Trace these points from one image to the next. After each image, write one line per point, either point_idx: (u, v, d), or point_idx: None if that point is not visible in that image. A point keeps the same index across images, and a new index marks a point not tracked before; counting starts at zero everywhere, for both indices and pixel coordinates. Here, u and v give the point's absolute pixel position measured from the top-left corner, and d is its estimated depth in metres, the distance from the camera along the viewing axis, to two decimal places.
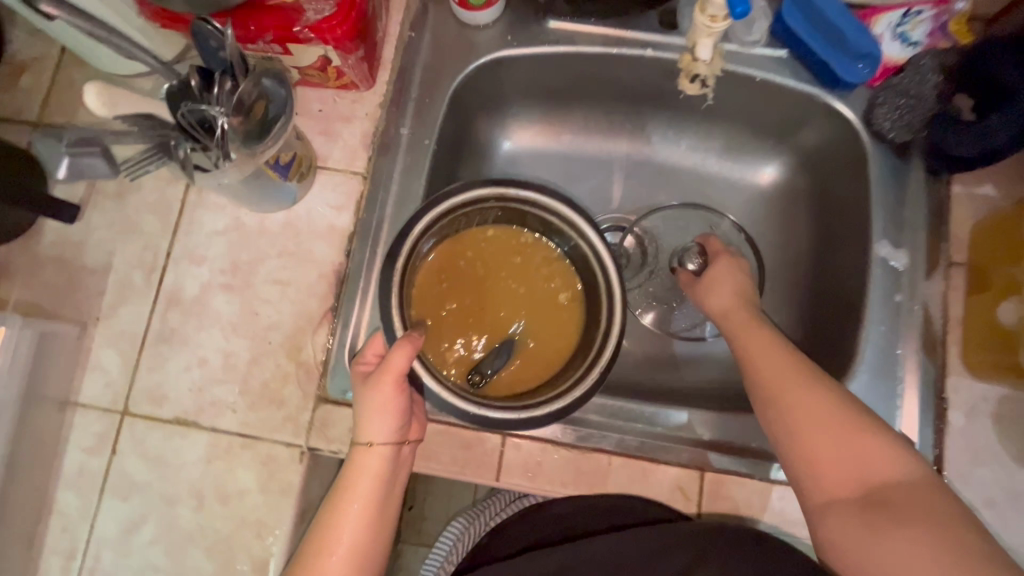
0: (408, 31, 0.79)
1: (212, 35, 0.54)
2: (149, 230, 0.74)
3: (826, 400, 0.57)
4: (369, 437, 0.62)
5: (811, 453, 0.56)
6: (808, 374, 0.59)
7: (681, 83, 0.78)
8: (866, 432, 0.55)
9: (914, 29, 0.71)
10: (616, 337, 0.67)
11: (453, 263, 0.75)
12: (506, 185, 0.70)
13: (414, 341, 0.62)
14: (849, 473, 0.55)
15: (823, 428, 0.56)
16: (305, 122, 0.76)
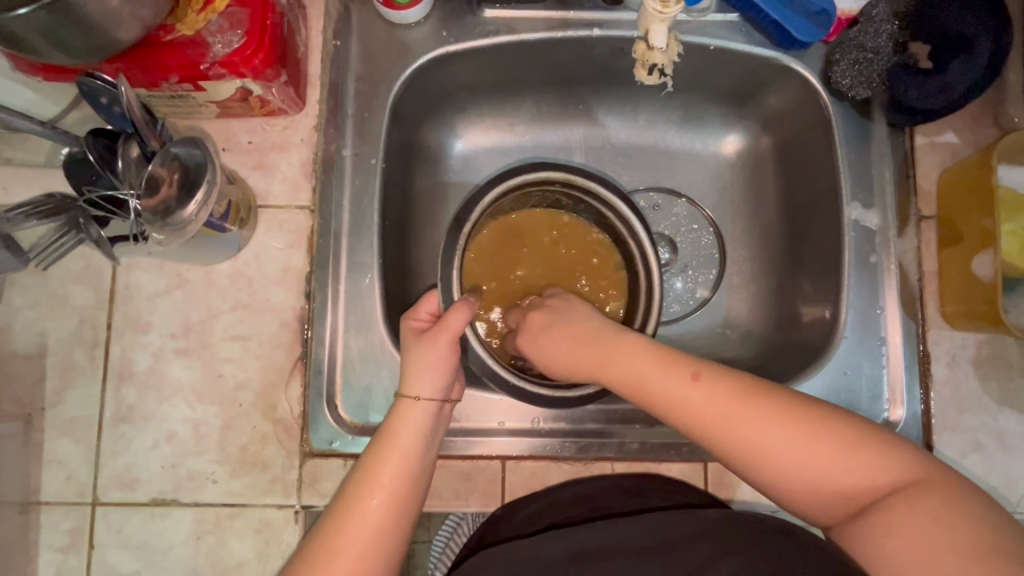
0: (332, 40, 0.71)
1: (104, 90, 0.47)
2: (82, 302, 0.67)
3: (744, 405, 0.51)
4: (418, 391, 0.60)
5: (766, 465, 0.49)
6: (709, 382, 0.52)
7: (638, 73, 0.76)
8: (795, 416, 0.50)
9: None
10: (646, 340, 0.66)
11: (526, 233, 0.76)
12: (575, 173, 0.69)
13: (471, 304, 0.62)
14: (809, 467, 0.48)
15: (761, 430, 0.50)
16: (235, 158, 0.69)
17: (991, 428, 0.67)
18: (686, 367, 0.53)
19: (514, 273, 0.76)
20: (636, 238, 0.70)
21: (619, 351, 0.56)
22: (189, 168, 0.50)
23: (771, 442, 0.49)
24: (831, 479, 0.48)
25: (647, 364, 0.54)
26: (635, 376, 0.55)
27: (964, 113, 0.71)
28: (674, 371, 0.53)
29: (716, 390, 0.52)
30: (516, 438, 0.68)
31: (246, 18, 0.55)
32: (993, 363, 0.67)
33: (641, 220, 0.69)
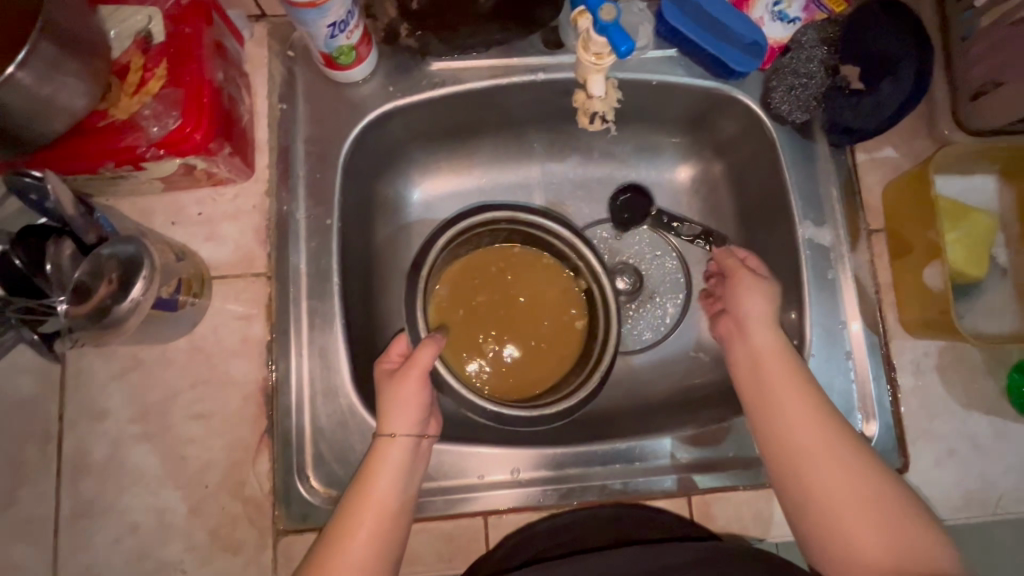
0: (278, 103, 0.71)
1: (32, 185, 0.46)
2: (30, 395, 0.64)
3: (843, 458, 0.55)
4: (392, 427, 0.59)
5: (838, 510, 0.54)
6: (820, 415, 0.58)
7: (580, 121, 0.77)
8: (888, 493, 0.54)
9: (789, 6, 0.71)
10: (613, 347, 0.70)
11: (477, 269, 0.76)
12: (517, 208, 0.72)
13: (437, 341, 0.62)
14: (876, 533, 0.52)
15: (847, 484, 0.54)
16: (185, 231, 0.67)
17: (962, 433, 0.68)
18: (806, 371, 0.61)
19: (476, 304, 0.76)
20: (586, 260, 0.73)
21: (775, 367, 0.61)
22: (127, 260, 0.47)
23: (853, 493, 0.54)
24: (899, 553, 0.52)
25: (792, 381, 0.60)
26: (765, 344, 0.63)
27: (901, 128, 0.73)
28: (808, 405, 0.58)
29: (811, 399, 0.59)
30: (506, 491, 0.66)
31: (180, 97, 0.53)
32: (955, 368, 0.69)
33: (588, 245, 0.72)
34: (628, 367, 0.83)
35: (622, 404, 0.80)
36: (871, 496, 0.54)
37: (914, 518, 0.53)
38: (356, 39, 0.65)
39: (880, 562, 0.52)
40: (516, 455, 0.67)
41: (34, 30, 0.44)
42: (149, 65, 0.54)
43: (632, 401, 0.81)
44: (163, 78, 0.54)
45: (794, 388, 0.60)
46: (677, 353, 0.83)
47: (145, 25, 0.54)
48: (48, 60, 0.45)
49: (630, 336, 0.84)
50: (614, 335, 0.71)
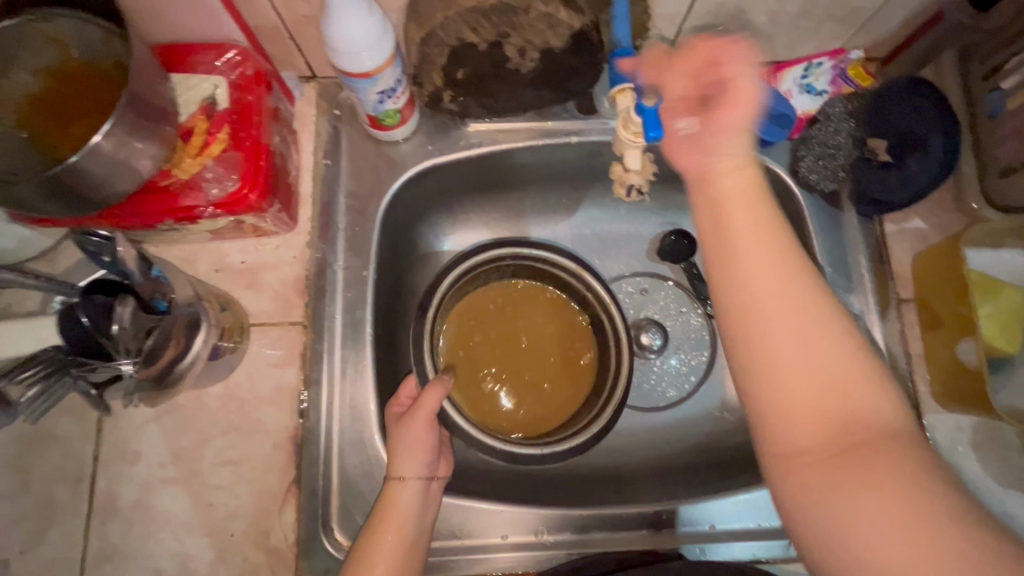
0: (323, 158, 0.74)
1: (98, 244, 0.48)
2: (67, 436, 0.65)
3: (804, 315, 0.43)
4: (403, 470, 0.61)
5: (783, 384, 0.42)
6: (790, 291, 0.43)
7: (616, 192, 0.76)
8: (854, 377, 0.42)
9: (817, 79, 0.73)
10: (625, 378, 0.71)
11: (477, 309, 0.78)
12: (519, 244, 0.75)
13: (445, 383, 0.64)
14: (822, 408, 0.42)
15: (809, 358, 0.42)
16: (227, 279, 0.69)
17: (1001, 512, 0.66)
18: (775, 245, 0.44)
19: (476, 343, 0.77)
20: (593, 292, 0.74)
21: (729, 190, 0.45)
22: (191, 318, 0.52)
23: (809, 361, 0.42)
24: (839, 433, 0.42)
25: (754, 226, 0.44)
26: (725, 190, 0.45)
27: (928, 201, 0.74)
28: (777, 261, 0.43)
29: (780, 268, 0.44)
30: (521, 553, 0.65)
31: (240, 161, 0.57)
32: (991, 444, 0.68)
33: (594, 274, 0.74)
34: (652, 425, 0.82)
35: (645, 461, 0.80)
36: (828, 362, 0.42)
37: (876, 402, 0.42)
38: (401, 104, 0.68)
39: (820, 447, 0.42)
40: (537, 516, 0.67)
41: (118, 104, 0.47)
42: (212, 129, 0.57)
43: (656, 458, 0.81)
44: (225, 142, 0.57)
45: (758, 243, 0.44)
46: (701, 411, 0.83)
47: (211, 93, 0.58)
48: (126, 130, 0.48)
49: (654, 393, 0.84)
50: (626, 363, 0.72)
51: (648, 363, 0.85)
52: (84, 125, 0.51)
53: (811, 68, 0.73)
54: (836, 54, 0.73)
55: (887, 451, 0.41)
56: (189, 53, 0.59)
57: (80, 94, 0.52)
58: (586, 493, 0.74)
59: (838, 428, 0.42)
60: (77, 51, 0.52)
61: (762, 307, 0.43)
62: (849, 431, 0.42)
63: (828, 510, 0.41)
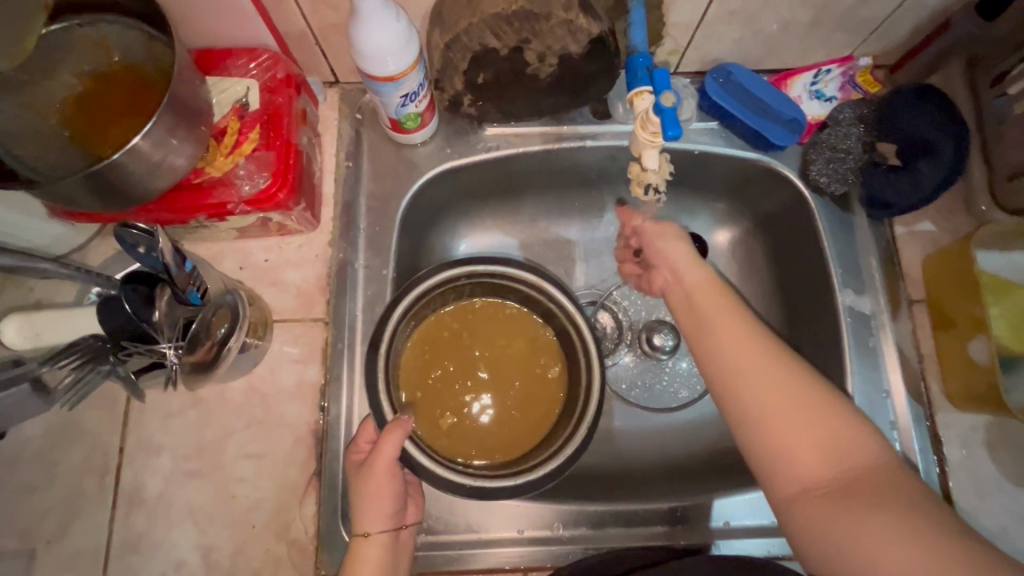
0: (345, 161, 0.76)
1: (139, 238, 0.50)
2: (94, 429, 0.66)
3: (786, 378, 0.52)
4: (368, 526, 0.59)
5: (780, 437, 0.50)
6: (759, 355, 0.53)
7: (634, 192, 0.77)
8: (837, 425, 0.50)
9: (826, 85, 0.76)
10: (598, 392, 0.67)
11: (434, 337, 0.75)
12: (471, 262, 0.71)
13: (404, 425, 0.60)
14: (819, 455, 0.49)
15: (789, 408, 0.50)
16: (251, 276, 0.71)
17: (1014, 511, 0.66)
18: (734, 320, 0.56)
19: (434, 375, 0.73)
20: (560, 305, 0.71)
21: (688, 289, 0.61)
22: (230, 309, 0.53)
23: (799, 416, 0.50)
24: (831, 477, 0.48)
25: (719, 304, 0.58)
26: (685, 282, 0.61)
27: (937, 204, 0.76)
28: (742, 334, 0.55)
29: (753, 340, 0.54)
30: (537, 548, 0.66)
31: (271, 160, 0.59)
32: (1003, 445, 0.68)
33: (555, 283, 0.71)
34: (663, 424, 0.83)
35: (657, 460, 0.81)
36: (817, 415, 0.50)
37: (859, 441, 0.49)
38: (423, 108, 0.70)
39: (822, 480, 0.49)
40: (554, 510, 0.67)
41: (160, 105, 0.49)
42: (244, 130, 0.59)
43: (668, 457, 0.81)
44: (256, 141, 0.59)
45: (719, 318, 0.56)
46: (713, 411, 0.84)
47: (243, 95, 0.60)
48: (165, 130, 0.51)
49: (666, 394, 0.85)
50: (597, 370, 0.68)
51: (659, 364, 0.86)
52: (124, 123, 0.53)
53: (820, 75, 0.76)
54: (845, 61, 0.76)
55: (879, 485, 0.47)
56: (222, 58, 0.62)
57: (120, 94, 0.54)
58: (599, 489, 0.75)
59: (829, 478, 0.48)
60: (118, 55, 0.54)
61: (742, 369, 0.53)
62: (841, 467, 0.48)
63: (834, 544, 0.46)
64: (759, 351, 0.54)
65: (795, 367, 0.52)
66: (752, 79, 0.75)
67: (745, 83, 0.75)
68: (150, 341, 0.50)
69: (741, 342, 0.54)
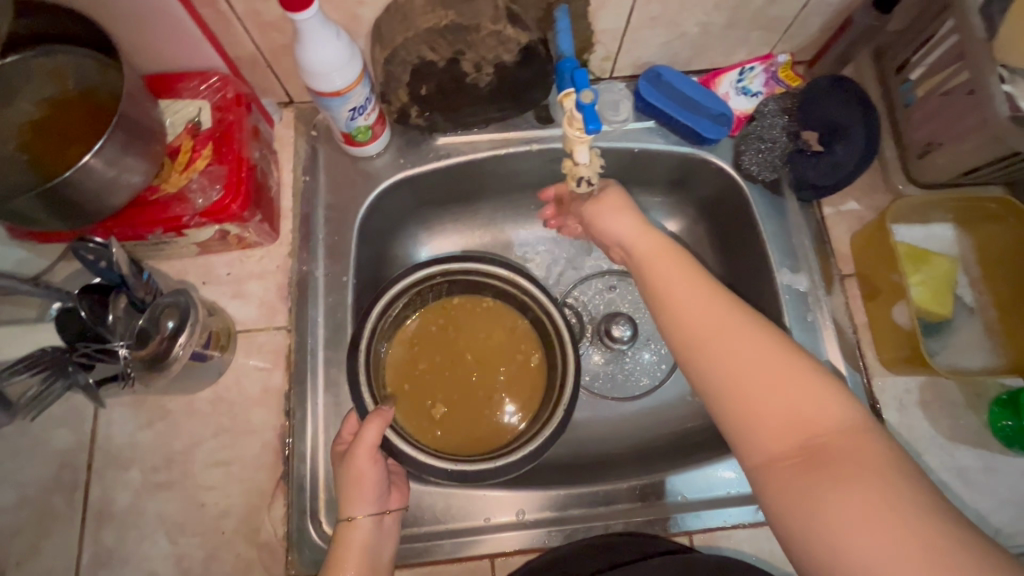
0: (302, 175, 0.79)
1: (95, 249, 0.53)
2: (63, 446, 0.67)
3: (751, 343, 0.53)
4: (353, 511, 0.61)
5: (746, 402, 0.51)
6: (723, 322, 0.55)
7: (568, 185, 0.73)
8: (806, 391, 0.50)
9: (751, 81, 0.81)
10: (574, 376, 0.71)
11: (417, 334, 0.78)
12: (447, 260, 0.75)
13: (385, 414, 0.62)
14: (786, 420, 0.49)
15: (755, 373, 0.51)
16: (214, 290, 0.74)
17: (951, 465, 0.70)
18: (700, 293, 0.58)
19: (420, 371, 0.77)
20: (533, 297, 0.75)
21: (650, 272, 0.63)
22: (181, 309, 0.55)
23: (764, 381, 0.51)
24: (801, 441, 0.48)
25: (682, 280, 0.60)
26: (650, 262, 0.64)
27: (861, 184, 0.81)
28: (706, 305, 0.57)
29: (716, 310, 0.56)
30: (505, 534, 0.68)
31: (224, 174, 0.63)
32: (938, 403, 0.72)
33: (527, 277, 0.75)
34: (626, 411, 0.86)
35: (622, 446, 0.84)
36: (781, 377, 0.51)
37: (831, 406, 0.49)
38: (372, 121, 0.73)
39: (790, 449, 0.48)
40: (520, 496, 0.70)
41: (110, 125, 0.53)
42: (196, 147, 0.63)
43: (632, 443, 0.84)
44: (209, 158, 0.63)
45: (683, 292, 0.59)
46: (672, 396, 0.87)
47: (196, 115, 0.64)
48: (118, 149, 0.54)
49: (628, 383, 0.88)
50: (571, 359, 0.72)
51: (620, 355, 0.89)
52: (77, 145, 0.56)
53: (745, 72, 0.81)
54: (767, 58, 0.81)
55: (852, 449, 0.47)
56: (175, 82, 0.66)
57: (74, 119, 0.57)
58: (565, 476, 0.77)
59: (799, 443, 0.48)
60: (72, 83, 0.57)
61: (707, 339, 0.55)
62: (810, 434, 0.48)
63: (805, 513, 0.46)
64: (725, 320, 0.55)
65: (761, 333, 0.54)
66: (679, 78, 0.81)
67: (674, 82, 0.81)
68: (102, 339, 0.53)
69: (703, 314, 0.56)
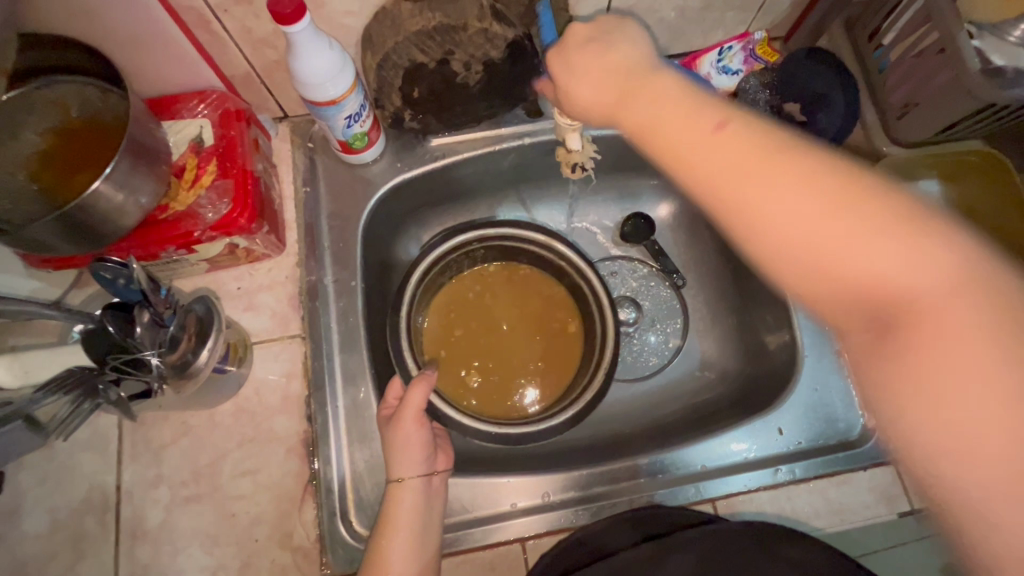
0: (303, 186, 0.80)
1: (115, 269, 0.53)
2: (92, 470, 0.68)
3: (785, 177, 0.40)
4: (402, 472, 0.65)
5: (767, 226, 0.40)
6: (749, 151, 0.42)
7: (564, 171, 0.86)
8: (882, 230, 0.37)
9: (731, 60, 0.83)
10: (612, 341, 0.77)
11: (455, 300, 0.87)
12: (484, 227, 0.81)
13: (429, 377, 0.69)
14: (853, 273, 0.38)
15: (802, 212, 0.39)
16: (227, 305, 0.75)
17: None
18: (702, 124, 0.44)
19: (458, 336, 0.86)
20: (570, 261, 0.81)
21: (639, 94, 0.49)
22: (202, 318, 0.59)
23: (782, 204, 0.40)
24: (831, 270, 0.38)
25: (686, 117, 0.45)
26: (637, 111, 0.48)
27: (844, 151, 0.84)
28: (720, 138, 0.43)
29: (731, 141, 0.43)
30: (532, 516, 0.69)
31: (230, 187, 0.64)
32: None
33: (563, 242, 0.81)
34: (638, 390, 0.88)
35: (637, 424, 0.86)
36: (803, 193, 0.39)
37: (914, 251, 0.36)
38: (368, 127, 0.75)
39: (854, 311, 0.39)
40: (542, 479, 0.71)
41: (120, 147, 0.54)
42: (201, 164, 0.65)
43: (646, 420, 0.86)
44: (214, 173, 0.65)
45: (688, 129, 0.45)
46: (681, 372, 0.89)
47: (198, 133, 0.66)
48: (127, 170, 0.55)
49: (638, 363, 0.90)
50: (608, 321, 0.78)
51: (627, 337, 0.91)
52: (88, 171, 0.58)
53: (723, 51, 0.83)
54: (743, 36, 0.82)
55: (942, 316, 0.35)
56: (174, 105, 0.68)
57: (81, 146, 0.59)
58: (585, 458, 0.79)
59: (866, 296, 0.38)
60: (76, 112, 0.59)
61: (729, 181, 0.42)
62: (883, 294, 0.37)
63: (901, 388, 0.36)
64: (750, 151, 0.42)
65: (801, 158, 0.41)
66: None
67: None
68: (133, 349, 0.53)
69: (717, 151, 0.43)
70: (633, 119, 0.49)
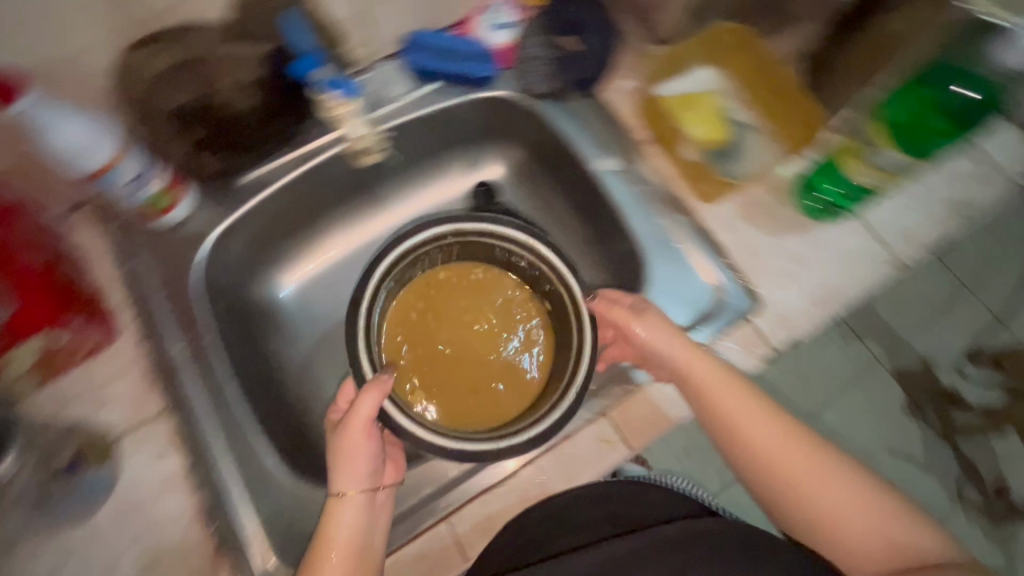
0: (122, 266, 0.77)
1: None
2: None
3: (836, 480, 0.64)
4: (343, 488, 0.66)
5: (838, 534, 0.63)
6: (779, 438, 0.66)
7: (364, 160, 0.84)
8: (860, 484, 0.64)
9: (501, 16, 0.83)
10: (588, 357, 0.71)
11: (403, 314, 0.82)
12: (462, 221, 0.77)
13: (381, 385, 0.66)
14: (875, 542, 0.61)
15: (834, 492, 0.63)
16: (76, 408, 0.71)
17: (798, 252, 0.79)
18: (768, 421, 0.67)
19: (409, 355, 0.81)
20: (546, 263, 0.76)
21: (715, 412, 0.68)
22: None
23: (838, 496, 0.63)
24: (857, 532, 0.62)
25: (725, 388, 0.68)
26: (718, 404, 0.68)
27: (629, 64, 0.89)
28: (783, 445, 0.66)
29: (793, 448, 0.66)
30: (448, 494, 0.71)
31: (14, 284, 0.63)
32: (754, 213, 0.81)
33: (545, 242, 0.76)
34: None
35: None
36: (848, 493, 0.63)
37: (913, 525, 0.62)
38: (164, 185, 0.73)
39: (878, 555, 0.61)
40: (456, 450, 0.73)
41: None
42: None
43: None
44: None
45: (728, 394, 0.67)
46: None
47: None
48: None
49: None
50: (586, 334, 0.73)
51: None
52: None
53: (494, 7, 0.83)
54: None
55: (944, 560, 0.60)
56: None
57: None
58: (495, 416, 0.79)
59: (903, 558, 0.61)
60: None
61: (780, 461, 0.65)
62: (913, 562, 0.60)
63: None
64: (785, 434, 0.67)
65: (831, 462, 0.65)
66: (440, 36, 0.83)
67: (434, 41, 0.83)
68: None
69: (771, 437, 0.66)
70: (718, 428, 0.68)
